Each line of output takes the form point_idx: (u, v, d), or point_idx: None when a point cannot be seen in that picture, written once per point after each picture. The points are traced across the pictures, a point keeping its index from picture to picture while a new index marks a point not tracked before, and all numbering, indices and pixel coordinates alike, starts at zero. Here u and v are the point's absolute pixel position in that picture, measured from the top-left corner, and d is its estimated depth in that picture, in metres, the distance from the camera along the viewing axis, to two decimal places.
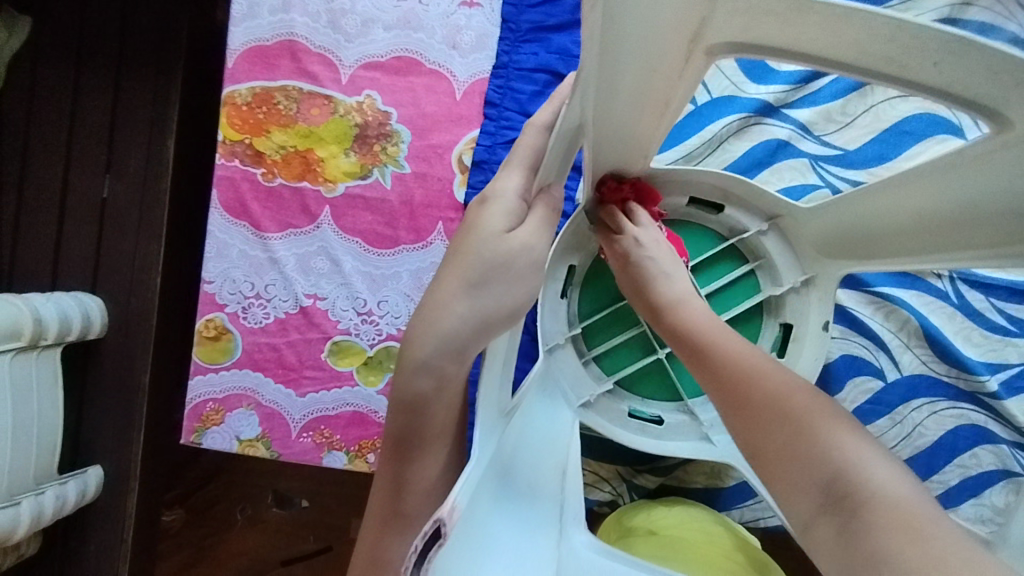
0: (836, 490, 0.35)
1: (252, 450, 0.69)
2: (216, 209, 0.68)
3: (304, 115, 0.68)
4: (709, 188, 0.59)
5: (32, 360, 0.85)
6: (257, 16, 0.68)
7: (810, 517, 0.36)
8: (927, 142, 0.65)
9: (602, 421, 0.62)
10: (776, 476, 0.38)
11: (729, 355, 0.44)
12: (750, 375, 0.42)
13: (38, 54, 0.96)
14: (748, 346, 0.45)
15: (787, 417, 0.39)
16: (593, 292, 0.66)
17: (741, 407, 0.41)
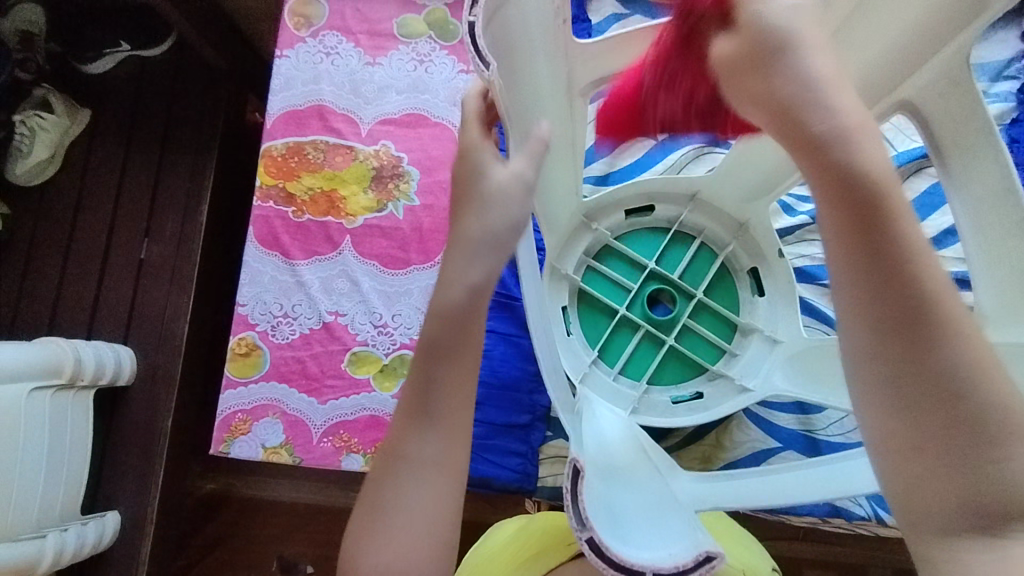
0: (1008, 508, 0.32)
1: (276, 457, 0.74)
2: (252, 242, 0.79)
3: (330, 162, 0.81)
4: (635, 197, 0.74)
5: (69, 398, 0.92)
6: (293, 88, 0.82)
7: (957, 531, 0.33)
8: None
9: (659, 417, 0.71)
10: (934, 472, 0.33)
11: (944, 306, 0.32)
12: (964, 346, 0.32)
13: (92, 138, 1.11)
14: (961, 305, 0.33)
15: (987, 412, 0.32)
16: (590, 314, 0.75)
17: (940, 395, 0.32)
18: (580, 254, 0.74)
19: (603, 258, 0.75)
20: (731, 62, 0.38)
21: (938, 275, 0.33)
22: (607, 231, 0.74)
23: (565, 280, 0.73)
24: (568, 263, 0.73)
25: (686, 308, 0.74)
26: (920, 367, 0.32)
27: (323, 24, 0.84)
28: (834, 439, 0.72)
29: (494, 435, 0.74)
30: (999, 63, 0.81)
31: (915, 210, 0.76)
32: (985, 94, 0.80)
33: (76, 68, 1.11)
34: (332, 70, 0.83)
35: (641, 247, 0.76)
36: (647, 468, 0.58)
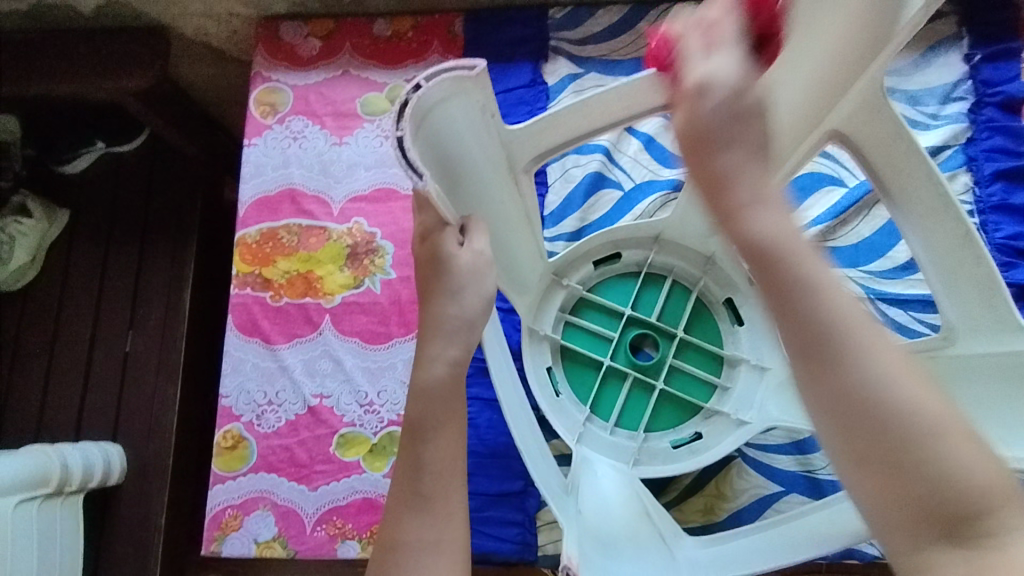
0: (961, 518, 0.32)
1: (270, 551, 0.72)
2: (232, 331, 0.78)
3: (304, 244, 0.81)
4: (601, 247, 0.74)
5: (57, 507, 0.89)
6: (263, 174, 0.84)
7: (925, 547, 0.33)
8: (818, 193, 0.80)
9: (660, 466, 0.69)
10: (873, 484, 0.34)
11: (843, 323, 0.35)
12: (862, 358, 0.35)
13: (72, 236, 1.11)
14: (868, 335, 0.35)
15: (914, 433, 0.33)
16: (577, 371, 0.73)
17: (852, 406, 0.34)
18: (557, 312, 0.74)
19: (581, 313, 0.75)
20: (710, 131, 0.41)
21: (843, 301, 0.36)
22: (578, 286, 0.74)
23: (545, 341, 0.73)
24: (545, 323, 0.73)
25: (670, 349, 0.73)
26: (824, 387, 0.35)
27: (288, 110, 0.86)
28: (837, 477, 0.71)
29: (489, 506, 0.73)
30: (948, 85, 0.83)
31: (885, 236, 0.78)
32: (936, 117, 0.82)
33: (53, 170, 1.13)
34: (299, 154, 0.85)
35: (616, 295, 0.75)
36: (650, 537, 0.59)
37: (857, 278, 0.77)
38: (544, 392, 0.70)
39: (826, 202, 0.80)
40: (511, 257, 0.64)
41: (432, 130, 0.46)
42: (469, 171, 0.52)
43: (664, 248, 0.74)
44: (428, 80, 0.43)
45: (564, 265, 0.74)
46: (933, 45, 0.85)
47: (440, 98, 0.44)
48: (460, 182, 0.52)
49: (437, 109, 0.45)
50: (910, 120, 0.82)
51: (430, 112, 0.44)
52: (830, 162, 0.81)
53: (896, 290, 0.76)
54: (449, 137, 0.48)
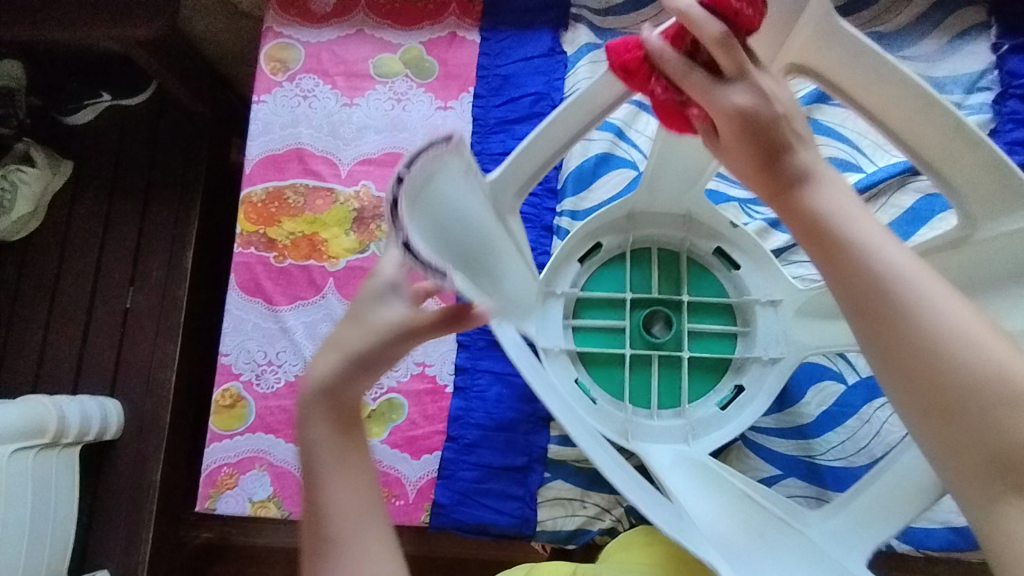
0: (1022, 465, 0.30)
1: (264, 510, 0.72)
2: (234, 289, 0.78)
3: (310, 205, 0.80)
4: (580, 243, 0.72)
5: (53, 458, 0.89)
6: (271, 132, 0.82)
7: (994, 497, 0.31)
8: (835, 178, 0.79)
9: (716, 433, 0.69)
10: (944, 448, 0.32)
11: (894, 280, 0.34)
12: (914, 306, 0.33)
13: (76, 188, 1.10)
14: (939, 296, 0.34)
15: (995, 393, 0.31)
16: (601, 368, 0.72)
17: (919, 367, 0.33)
18: (560, 324, 0.71)
19: (581, 316, 0.73)
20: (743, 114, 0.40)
21: (895, 256, 0.35)
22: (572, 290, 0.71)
23: (560, 356, 0.70)
24: (556, 341, 0.70)
25: (682, 317, 0.72)
26: (895, 349, 0.33)
27: (299, 67, 0.84)
28: (836, 464, 0.71)
29: (487, 477, 0.72)
30: (974, 74, 0.80)
31: (902, 225, 0.76)
32: (962, 106, 0.80)
33: (58, 120, 1.11)
34: (309, 113, 0.83)
35: (607, 283, 0.73)
36: (771, 513, 0.56)
37: None
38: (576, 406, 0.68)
39: None
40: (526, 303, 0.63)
41: (437, 211, 0.44)
42: (487, 244, 0.50)
43: (651, 215, 0.72)
44: (410, 167, 0.41)
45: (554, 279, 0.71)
46: (962, 32, 0.82)
47: (438, 179, 0.43)
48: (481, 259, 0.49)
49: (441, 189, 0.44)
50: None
51: (428, 193, 0.43)
52: (848, 148, 0.80)
53: None
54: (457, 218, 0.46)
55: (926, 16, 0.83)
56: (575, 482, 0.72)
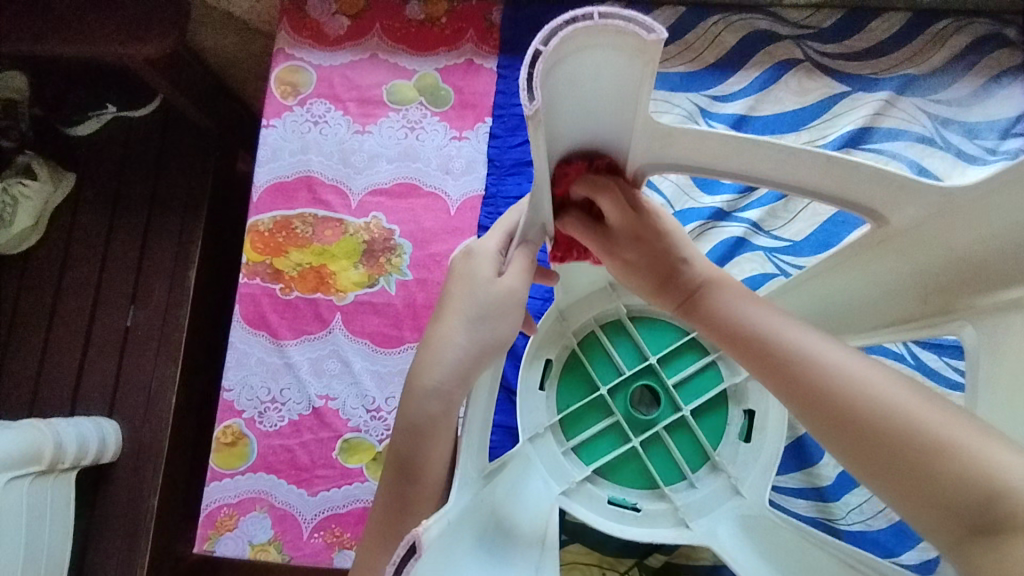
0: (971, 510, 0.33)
1: (264, 554, 0.70)
2: (239, 322, 0.75)
3: (319, 236, 0.77)
4: (530, 374, 0.70)
5: (49, 483, 0.87)
6: (280, 159, 0.80)
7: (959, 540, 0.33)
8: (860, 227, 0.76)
9: (761, 470, 0.66)
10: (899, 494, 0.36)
11: (857, 390, 0.38)
12: (859, 398, 0.37)
13: (79, 202, 1.08)
14: (844, 357, 0.40)
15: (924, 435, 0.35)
16: (622, 466, 0.69)
17: (839, 419, 0.38)
18: (558, 452, 0.68)
19: (574, 434, 0.70)
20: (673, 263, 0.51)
21: (845, 364, 0.39)
22: (551, 419, 0.68)
23: (583, 486, 0.67)
24: (571, 477, 0.66)
25: (658, 377, 0.70)
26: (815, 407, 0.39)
27: (310, 92, 0.81)
28: (854, 527, 0.68)
29: None
30: (1008, 120, 0.78)
31: None
32: (994, 152, 0.77)
33: (63, 131, 1.09)
34: (319, 140, 0.81)
35: (575, 391, 0.71)
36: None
37: None
38: (628, 526, 0.65)
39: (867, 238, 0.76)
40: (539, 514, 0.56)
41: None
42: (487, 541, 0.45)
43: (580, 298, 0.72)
44: None
45: (539, 441, 0.67)
46: (997, 74, 0.80)
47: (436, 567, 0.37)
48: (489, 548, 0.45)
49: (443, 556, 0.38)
50: (964, 153, 0.77)
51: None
52: None
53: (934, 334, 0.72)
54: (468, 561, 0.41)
55: (959, 57, 0.80)
56: (584, 538, 0.70)
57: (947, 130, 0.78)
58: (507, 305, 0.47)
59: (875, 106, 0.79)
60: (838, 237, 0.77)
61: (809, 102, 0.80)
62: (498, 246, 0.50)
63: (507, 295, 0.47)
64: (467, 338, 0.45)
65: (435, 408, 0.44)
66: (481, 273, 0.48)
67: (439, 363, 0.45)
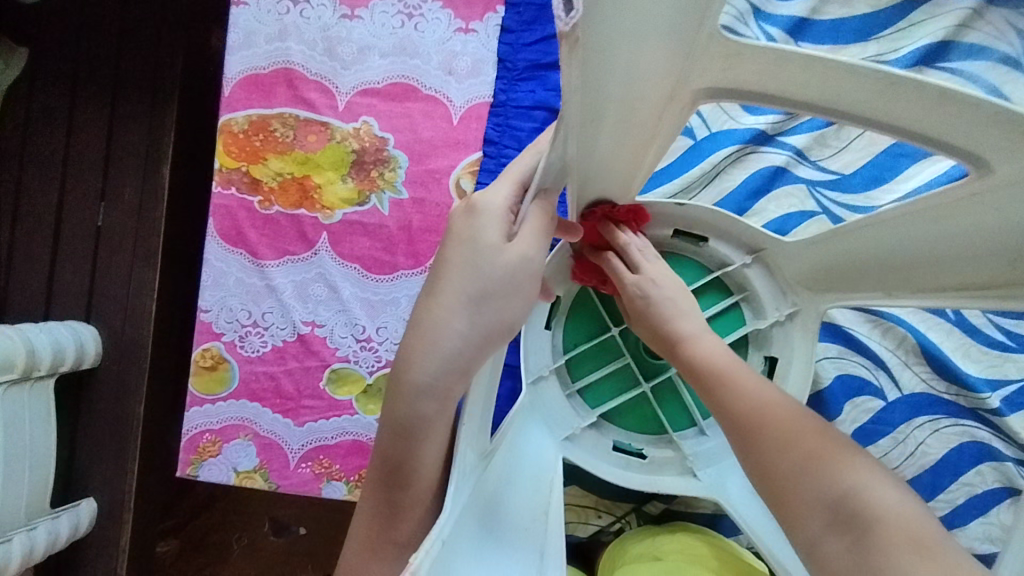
0: (840, 513, 0.40)
1: (250, 482, 0.67)
2: (213, 237, 0.68)
3: (301, 142, 0.68)
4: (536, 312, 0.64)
5: (25, 392, 0.83)
6: (254, 46, 0.68)
7: (814, 534, 0.41)
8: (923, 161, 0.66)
9: None
10: (781, 498, 0.44)
11: (745, 399, 0.48)
12: (749, 403, 0.47)
13: (32, 82, 0.95)
14: (753, 375, 0.50)
15: (800, 444, 0.44)
16: (629, 410, 0.66)
17: (738, 426, 0.47)
18: (564, 396, 0.63)
19: (581, 376, 0.66)
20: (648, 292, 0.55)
21: (748, 380, 0.49)
22: (557, 360, 0.64)
23: (587, 431, 0.63)
24: (576, 422, 0.62)
25: None
26: (723, 407, 0.48)
27: None
28: None
29: None
30: None
31: None
32: None
33: None
34: (300, 24, 0.68)
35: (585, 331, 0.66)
36: None
37: None
38: (632, 474, 0.61)
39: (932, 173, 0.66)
40: (537, 470, 0.55)
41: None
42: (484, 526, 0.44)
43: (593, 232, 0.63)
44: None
45: (544, 383, 0.63)
46: None
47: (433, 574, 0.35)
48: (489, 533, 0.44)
49: (444, 567, 0.36)
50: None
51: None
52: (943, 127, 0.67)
53: None
54: (469, 559, 0.40)
55: None
56: (583, 481, 0.68)
57: None
58: (517, 277, 0.45)
59: (960, 16, 0.68)
60: (893, 173, 0.67)
61: (883, 6, 0.68)
62: (510, 200, 0.46)
63: (516, 267, 0.45)
64: (468, 320, 0.44)
65: (430, 407, 0.45)
66: (488, 237, 0.45)
67: (436, 342, 0.44)
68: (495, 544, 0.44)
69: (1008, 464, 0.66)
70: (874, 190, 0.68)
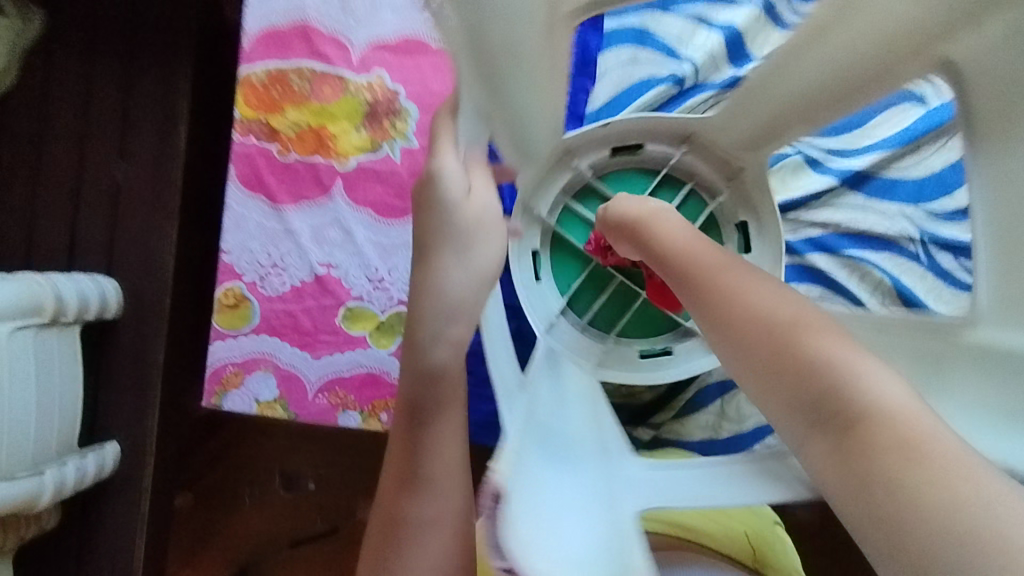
0: (823, 405, 0.38)
1: (271, 411, 0.72)
2: (235, 183, 0.72)
3: (317, 93, 0.72)
4: (523, 267, 0.69)
5: (53, 336, 0.88)
6: (272, 2, 0.72)
7: (802, 435, 0.39)
8: (892, 111, 0.74)
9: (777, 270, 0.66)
10: (762, 390, 0.41)
11: (726, 294, 0.45)
12: (731, 297, 0.44)
13: (52, 43, 0.99)
14: (731, 270, 0.47)
15: (788, 341, 0.40)
16: (640, 321, 0.71)
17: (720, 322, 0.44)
18: (576, 331, 0.69)
19: (583, 312, 0.71)
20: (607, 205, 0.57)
21: (727, 274, 0.46)
22: (556, 308, 0.69)
23: (614, 351, 0.68)
24: (594, 350, 0.68)
25: None
26: (705, 303, 0.46)
27: None
28: None
29: None
30: None
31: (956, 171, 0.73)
32: None
33: None
34: None
35: (568, 269, 0.71)
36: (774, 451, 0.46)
37: (913, 216, 0.74)
38: (669, 371, 0.67)
39: (898, 122, 0.74)
40: (580, 394, 0.61)
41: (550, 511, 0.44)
42: (542, 449, 0.49)
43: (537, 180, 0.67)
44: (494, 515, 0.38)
45: (557, 328, 0.68)
46: None
47: (515, 498, 0.40)
48: (547, 451, 0.50)
49: (521, 490, 0.42)
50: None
51: (532, 518, 0.41)
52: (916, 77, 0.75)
53: (954, 234, 0.72)
54: (539, 481, 0.46)
55: None
56: None
57: None
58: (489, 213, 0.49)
59: None
60: (866, 119, 0.75)
61: None
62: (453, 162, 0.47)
63: (481, 213, 0.48)
64: (470, 247, 0.48)
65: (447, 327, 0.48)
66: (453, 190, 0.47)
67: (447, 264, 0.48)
68: (557, 460, 0.50)
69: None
70: (848, 137, 0.76)
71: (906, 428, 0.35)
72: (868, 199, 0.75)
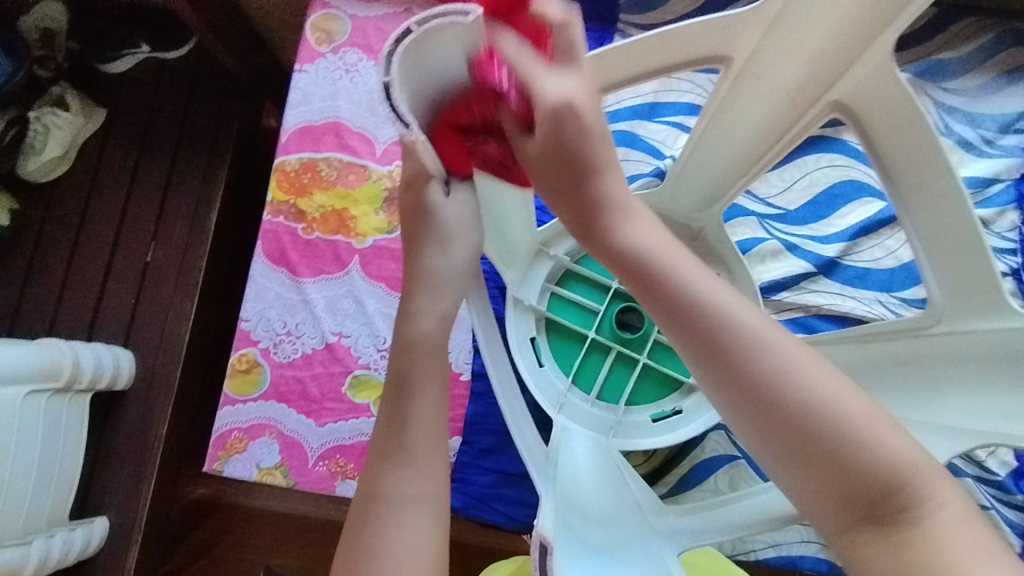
0: (872, 498, 0.34)
1: (270, 478, 0.73)
2: (260, 257, 0.78)
3: (343, 180, 0.80)
4: (524, 352, 0.71)
5: (64, 402, 0.90)
6: (310, 103, 0.82)
7: (845, 526, 0.35)
8: (854, 203, 0.82)
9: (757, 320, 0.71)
10: (803, 483, 0.35)
11: (768, 373, 0.35)
12: (771, 367, 0.36)
13: (108, 136, 1.10)
14: (775, 338, 0.37)
15: (830, 425, 0.34)
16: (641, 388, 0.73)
17: (762, 407, 0.35)
18: (585, 406, 0.70)
19: (587, 387, 0.72)
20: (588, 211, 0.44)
21: (777, 348, 0.36)
22: (559, 387, 0.71)
23: (624, 421, 0.70)
24: (607, 420, 0.70)
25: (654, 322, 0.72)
26: (736, 386, 0.36)
27: (344, 41, 0.84)
28: None
29: (503, 484, 0.75)
30: (1011, 116, 0.84)
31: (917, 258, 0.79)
32: (991, 144, 0.83)
33: (95, 67, 1.10)
34: (350, 88, 0.83)
35: (565, 348, 0.73)
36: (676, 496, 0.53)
37: (887, 302, 0.78)
38: (678, 431, 0.69)
39: (861, 213, 0.81)
40: (604, 461, 0.63)
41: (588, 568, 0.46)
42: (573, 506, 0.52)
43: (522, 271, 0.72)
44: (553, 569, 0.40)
45: (566, 406, 0.70)
46: (1012, 72, 0.86)
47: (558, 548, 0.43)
48: (588, 518, 0.52)
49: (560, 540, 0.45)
50: (966, 141, 0.83)
51: None
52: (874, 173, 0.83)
53: None
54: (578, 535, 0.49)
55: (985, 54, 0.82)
56: None
57: (954, 117, 0.84)
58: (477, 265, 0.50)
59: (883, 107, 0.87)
60: (831, 209, 0.82)
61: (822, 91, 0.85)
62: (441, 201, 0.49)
63: (460, 211, 0.49)
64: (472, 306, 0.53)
65: None
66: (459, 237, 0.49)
67: None
68: (591, 520, 0.52)
69: (968, 480, 0.74)
70: (815, 223, 0.82)
71: (945, 489, 0.34)
72: (844, 286, 0.79)
